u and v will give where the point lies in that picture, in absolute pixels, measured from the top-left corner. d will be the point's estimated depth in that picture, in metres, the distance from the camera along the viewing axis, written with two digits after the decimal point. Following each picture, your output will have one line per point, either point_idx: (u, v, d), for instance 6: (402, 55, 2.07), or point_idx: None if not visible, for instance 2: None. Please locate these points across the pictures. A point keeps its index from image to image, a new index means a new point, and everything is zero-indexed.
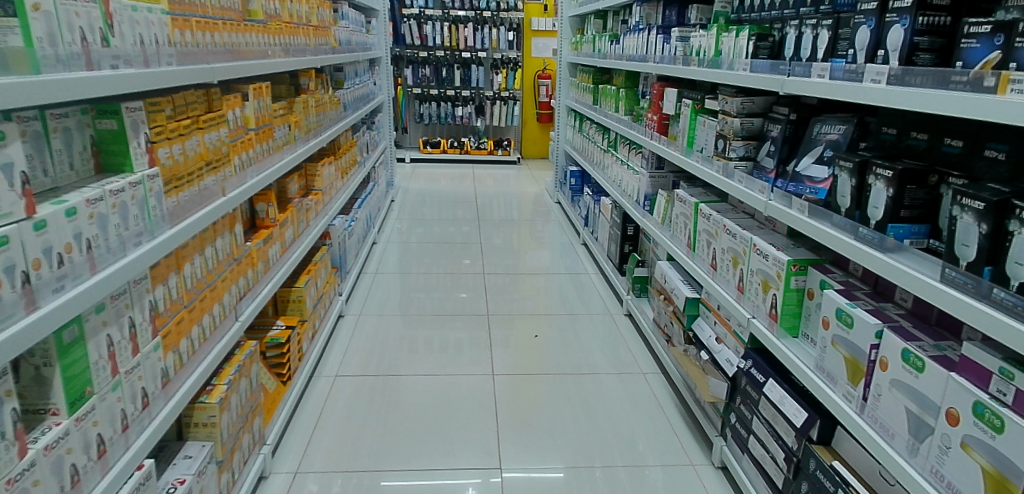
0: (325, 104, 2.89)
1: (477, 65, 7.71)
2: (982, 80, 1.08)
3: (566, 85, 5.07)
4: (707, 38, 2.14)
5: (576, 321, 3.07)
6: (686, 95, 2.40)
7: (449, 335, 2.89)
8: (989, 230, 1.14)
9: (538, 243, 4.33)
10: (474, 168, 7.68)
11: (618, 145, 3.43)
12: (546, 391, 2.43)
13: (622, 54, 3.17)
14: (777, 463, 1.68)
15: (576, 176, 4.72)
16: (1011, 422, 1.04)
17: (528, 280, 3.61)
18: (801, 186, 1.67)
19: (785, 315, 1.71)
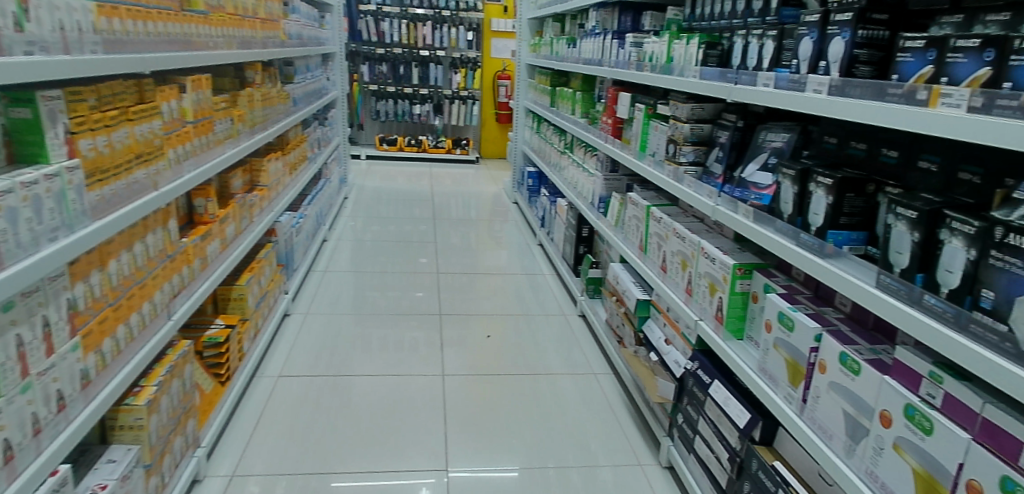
0: (272, 98, 2.84)
1: (435, 63, 7.70)
2: (915, 93, 1.14)
3: (525, 86, 5.08)
4: (659, 44, 2.18)
5: (529, 322, 3.08)
6: (639, 100, 2.43)
7: (402, 334, 2.87)
8: (921, 239, 1.20)
9: (493, 243, 4.33)
10: (432, 167, 7.65)
11: (575, 147, 3.46)
12: (498, 393, 2.42)
13: (578, 57, 3.21)
14: (721, 463, 1.71)
15: (533, 177, 4.73)
16: (941, 425, 1.09)
17: (485, 280, 3.62)
18: (747, 191, 1.70)
19: (730, 317, 1.74)
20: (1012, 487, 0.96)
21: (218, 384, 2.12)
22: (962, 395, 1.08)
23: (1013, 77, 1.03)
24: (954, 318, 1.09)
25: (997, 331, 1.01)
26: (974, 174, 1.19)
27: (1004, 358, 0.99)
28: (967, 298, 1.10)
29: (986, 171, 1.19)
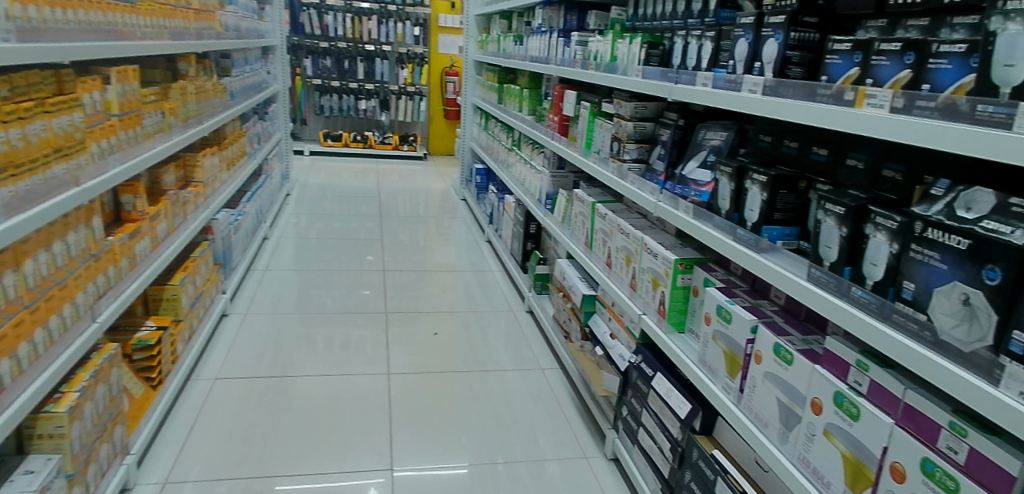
0: (207, 92, 2.74)
1: (381, 59, 7.66)
2: (843, 94, 1.22)
3: (473, 83, 5.08)
4: (603, 43, 2.21)
5: (476, 319, 3.07)
6: (585, 98, 2.46)
7: (349, 333, 2.83)
8: (848, 234, 1.26)
9: (440, 240, 4.32)
10: (378, 163, 7.55)
11: (522, 144, 3.48)
12: (447, 390, 2.41)
13: (525, 55, 3.22)
14: (663, 453, 1.75)
15: (481, 174, 4.73)
16: (867, 411, 1.17)
17: (433, 277, 3.60)
18: (687, 188, 1.75)
19: (672, 311, 1.78)
20: (932, 468, 1.03)
21: (149, 388, 2.05)
22: (886, 382, 1.15)
23: (933, 79, 1.10)
24: (878, 308, 1.17)
25: (918, 319, 1.09)
26: (897, 171, 1.26)
27: (923, 345, 1.07)
28: (890, 289, 1.17)
29: (908, 169, 1.26)
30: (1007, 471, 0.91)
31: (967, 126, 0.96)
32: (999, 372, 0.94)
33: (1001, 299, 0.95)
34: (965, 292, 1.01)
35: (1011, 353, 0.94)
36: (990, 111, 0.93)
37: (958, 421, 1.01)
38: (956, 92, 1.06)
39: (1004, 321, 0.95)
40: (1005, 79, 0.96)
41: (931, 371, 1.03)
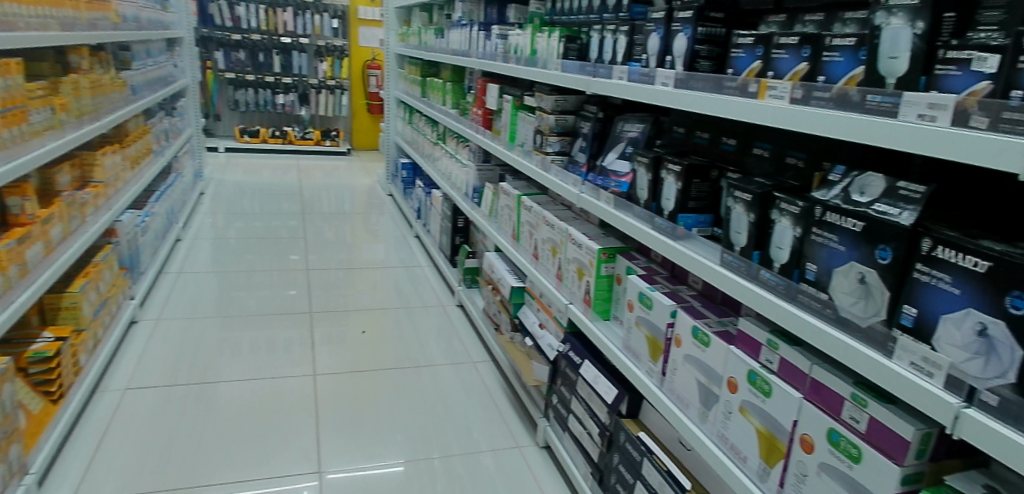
0: (104, 86, 2.59)
1: (298, 51, 7.45)
2: (747, 87, 1.29)
3: (395, 76, 5.01)
4: (523, 36, 2.23)
5: (404, 316, 3.04)
6: (508, 92, 2.48)
7: (273, 335, 2.74)
8: (755, 220, 1.33)
9: (366, 236, 4.25)
10: (299, 159, 7.35)
11: (448, 138, 3.46)
12: (377, 389, 2.38)
13: (447, 48, 3.21)
14: (592, 438, 1.80)
15: (407, 169, 4.68)
16: (778, 387, 1.24)
17: (361, 275, 3.54)
18: (607, 179, 1.79)
19: (597, 299, 1.82)
20: (837, 438, 1.11)
21: (49, 403, 1.91)
22: (794, 358, 1.23)
23: (827, 71, 1.17)
24: (785, 289, 1.25)
25: (820, 298, 1.17)
26: (799, 158, 1.34)
27: (827, 322, 1.15)
28: (795, 271, 1.24)
29: (809, 156, 1.33)
30: (902, 436, 1.00)
31: (859, 115, 1.05)
32: (892, 344, 1.03)
33: (892, 276, 1.03)
34: (861, 271, 1.09)
35: (901, 325, 1.02)
36: (879, 100, 1.02)
37: (859, 392, 1.09)
38: (848, 83, 1.13)
39: (894, 296, 1.04)
40: (890, 71, 1.04)
41: (834, 346, 1.11)
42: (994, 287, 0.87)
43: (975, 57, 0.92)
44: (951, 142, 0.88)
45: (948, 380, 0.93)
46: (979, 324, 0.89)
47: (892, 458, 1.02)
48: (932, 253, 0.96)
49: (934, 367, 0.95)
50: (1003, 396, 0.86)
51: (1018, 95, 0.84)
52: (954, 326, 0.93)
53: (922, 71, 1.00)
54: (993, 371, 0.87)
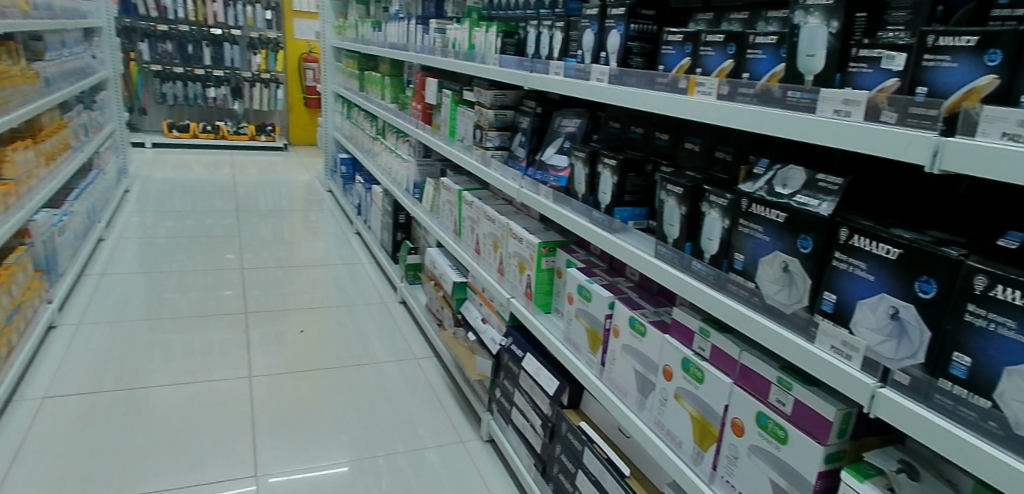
0: (14, 78, 2.45)
1: (229, 44, 7.31)
2: (677, 83, 1.33)
3: (332, 70, 4.91)
4: (461, 31, 2.23)
5: (345, 314, 2.99)
6: (446, 86, 2.47)
7: (206, 337, 2.66)
8: (687, 212, 1.37)
9: (305, 233, 4.16)
10: (232, 155, 7.13)
11: (387, 133, 3.43)
12: (317, 389, 2.34)
13: (384, 41, 3.17)
14: (535, 430, 1.82)
15: (346, 164, 4.60)
16: (710, 374, 1.29)
17: (300, 273, 3.46)
18: (547, 174, 1.81)
19: (538, 293, 1.84)
20: (765, 421, 1.16)
21: None
22: (725, 346, 1.28)
23: (751, 68, 1.22)
24: (715, 279, 1.30)
25: (748, 287, 1.22)
26: (727, 152, 1.39)
27: (753, 310, 1.21)
28: (724, 261, 1.29)
29: (736, 150, 1.38)
30: (825, 417, 1.05)
31: (780, 111, 1.10)
32: (814, 329, 1.08)
33: (812, 265, 1.09)
34: (785, 260, 1.14)
35: (822, 311, 1.08)
36: (798, 96, 1.07)
37: (784, 376, 1.14)
38: (770, 79, 1.18)
39: (815, 284, 1.09)
40: (807, 68, 1.09)
41: (762, 333, 1.16)
42: (905, 273, 0.93)
43: (884, 56, 0.97)
44: (863, 136, 0.93)
45: (864, 362, 0.99)
46: (891, 308, 0.95)
47: (816, 437, 1.07)
48: (849, 241, 1.02)
49: (852, 350, 1.00)
50: (913, 375, 0.92)
51: (923, 92, 0.89)
52: (869, 311, 0.99)
53: (836, 68, 1.06)
54: (905, 352, 0.94)
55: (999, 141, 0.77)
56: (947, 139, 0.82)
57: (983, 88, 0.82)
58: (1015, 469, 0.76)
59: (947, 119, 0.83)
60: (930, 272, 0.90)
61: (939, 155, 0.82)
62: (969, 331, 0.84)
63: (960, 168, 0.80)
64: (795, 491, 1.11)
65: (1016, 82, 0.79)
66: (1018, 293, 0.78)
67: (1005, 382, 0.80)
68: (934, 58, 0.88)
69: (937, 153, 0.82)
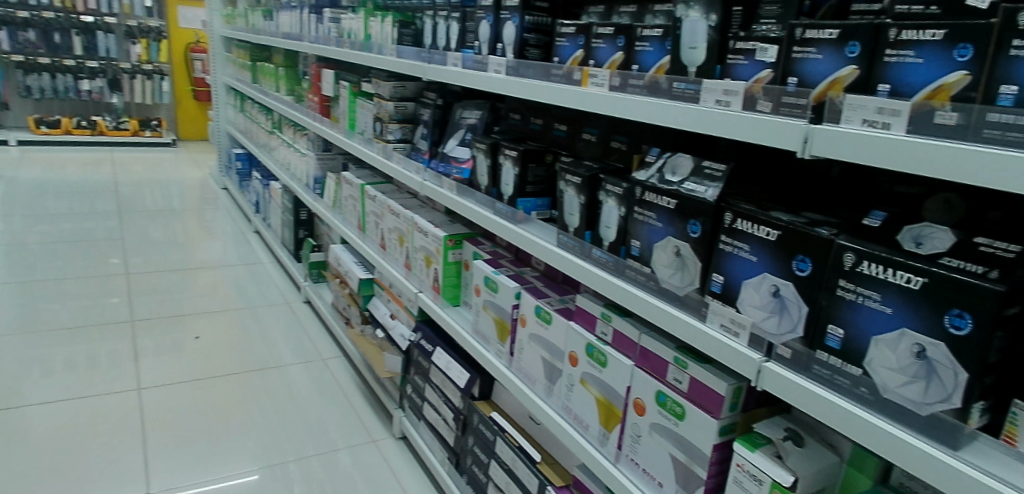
0: None
1: (103, 32, 6.88)
2: (572, 74, 1.35)
3: (222, 61, 4.72)
4: (356, 21, 2.18)
5: (246, 317, 2.87)
6: (344, 78, 2.42)
7: (89, 350, 2.48)
8: (585, 201, 1.40)
9: (200, 234, 3.96)
10: (112, 152, 6.69)
11: (284, 127, 3.31)
12: (217, 397, 2.24)
13: (277, 31, 3.06)
14: (447, 423, 1.82)
15: (242, 160, 4.44)
16: (612, 357, 1.33)
17: (196, 276, 3.29)
18: (449, 166, 1.80)
19: (446, 286, 1.83)
20: (664, 399, 1.21)
21: None
22: (626, 329, 1.32)
23: (639, 60, 1.25)
24: (614, 265, 1.34)
25: (644, 271, 1.27)
26: (622, 142, 1.42)
27: (650, 293, 1.25)
28: (621, 248, 1.33)
29: (630, 140, 1.43)
30: (717, 392, 1.11)
31: (668, 101, 1.13)
32: (705, 309, 1.14)
33: (701, 248, 1.14)
34: (676, 245, 1.18)
35: (711, 292, 1.13)
36: (683, 87, 1.11)
37: (680, 355, 1.19)
38: (657, 71, 1.21)
39: (704, 266, 1.14)
40: (691, 60, 1.14)
41: (659, 316, 1.21)
42: (783, 253, 0.99)
43: (757, 48, 1.01)
44: (741, 125, 0.98)
45: (751, 338, 1.05)
46: (773, 286, 1.01)
47: (711, 412, 1.12)
48: (733, 225, 1.07)
49: (739, 327, 1.06)
50: (794, 348, 0.98)
51: (793, 83, 0.94)
52: (753, 290, 1.05)
53: (716, 60, 1.11)
54: (786, 327, 1.00)
55: (860, 127, 0.82)
56: (815, 126, 0.87)
57: (845, 79, 0.87)
58: (886, 432, 0.83)
59: (814, 107, 0.89)
60: (805, 252, 0.96)
61: (809, 141, 0.87)
62: (841, 304, 0.90)
63: (827, 154, 0.85)
64: (693, 465, 1.16)
65: (873, 71, 0.84)
66: (882, 267, 0.85)
67: (873, 351, 0.87)
68: (803, 50, 0.93)
69: (807, 140, 0.88)
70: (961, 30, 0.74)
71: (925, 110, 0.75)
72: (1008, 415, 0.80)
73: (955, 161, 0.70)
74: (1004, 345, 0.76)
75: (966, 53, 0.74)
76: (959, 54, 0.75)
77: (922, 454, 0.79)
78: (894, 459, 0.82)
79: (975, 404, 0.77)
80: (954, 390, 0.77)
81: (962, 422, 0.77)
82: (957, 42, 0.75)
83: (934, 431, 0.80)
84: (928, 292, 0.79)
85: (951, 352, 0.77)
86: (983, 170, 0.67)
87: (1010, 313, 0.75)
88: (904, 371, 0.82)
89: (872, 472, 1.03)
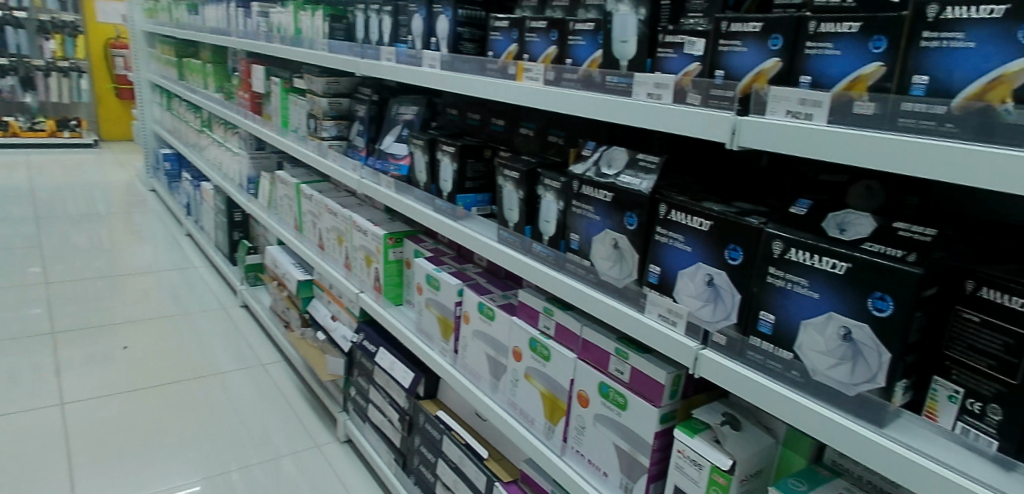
0: None
1: (12, 27, 6.58)
2: (506, 69, 1.34)
3: (146, 57, 4.55)
4: (285, 15, 2.12)
5: (180, 324, 2.77)
6: (275, 74, 2.35)
7: (8, 365, 2.34)
8: (524, 196, 1.40)
9: (129, 239, 3.80)
10: (29, 155, 6.42)
11: (214, 125, 3.21)
12: (153, 407, 2.16)
13: (203, 26, 2.96)
14: (393, 424, 1.80)
15: (171, 160, 4.28)
16: (555, 351, 1.33)
17: (125, 283, 3.15)
18: (387, 163, 1.78)
19: (388, 285, 1.81)
20: (606, 390, 1.22)
21: None
22: (568, 322, 1.32)
23: (573, 54, 1.24)
24: (554, 259, 1.34)
25: (584, 265, 1.27)
26: (559, 136, 1.43)
27: (590, 286, 1.26)
28: (561, 242, 1.33)
29: (566, 134, 1.43)
30: (657, 381, 1.12)
31: (601, 95, 1.14)
32: (643, 300, 1.14)
33: (637, 240, 1.15)
34: (614, 238, 1.19)
35: (649, 283, 1.14)
36: (616, 81, 1.12)
37: (621, 346, 1.20)
38: (590, 65, 1.21)
39: (641, 258, 1.15)
40: (623, 54, 1.14)
41: (599, 308, 1.21)
42: (716, 243, 1.01)
43: (686, 42, 1.02)
44: (672, 117, 0.99)
45: (687, 327, 1.06)
46: (708, 276, 1.03)
47: (651, 401, 1.14)
48: (668, 216, 1.08)
49: (676, 316, 1.08)
50: (728, 335, 1.00)
51: (721, 75, 0.96)
52: (689, 279, 1.06)
53: (647, 53, 1.12)
54: (720, 314, 1.02)
55: (784, 118, 0.84)
56: (742, 118, 0.89)
57: (769, 71, 0.89)
58: (815, 412, 0.86)
59: (740, 99, 0.90)
60: (737, 241, 0.97)
61: (737, 133, 0.89)
62: (771, 291, 0.92)
63: (754, 145, 0.87)
64: (636, 453, 1.17)
65: (794, 63, 0.86)
66: (809, 254, 0.87)
67: (803, 336, 0.89)
68: (729, 43, 0.94)
69: (735, 131, 0.89)
70: (875, 22, 0.76)
71: (844, 101, 0.77)
72: (929, 391, 0.81)
73: (869, 149, 0.72)
74: (924, 324, 0.80)
75: (880, 45, 0.76)
76: (874, 45, 0.77)
77: (849, 432, 0.82)
78: (823, 438, 0.85)
79: (898, 382, 0.80)
80: (880, 370, 0.80)
81: (887, 401, 0.80)
82: (872, 34, 0.77)
83: (861, 410, 0.82)
84: (853, 277, 0.82)
85: (876, 333, 0.80)
86: (898, 158, 0.69)
87: (928, 294, 0.78)
88: (833, 353, 0.85)
89: (806, 450, 1.06)
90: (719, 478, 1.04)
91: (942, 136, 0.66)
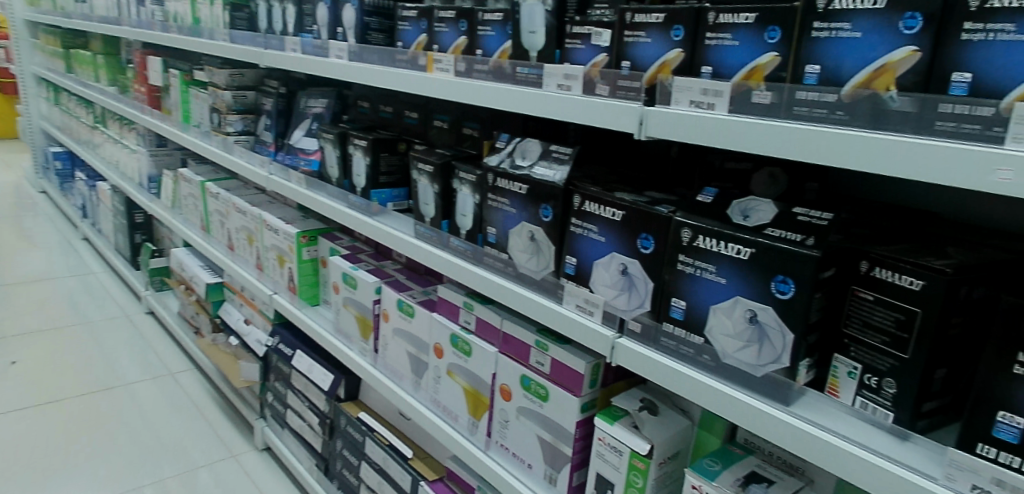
0: None
1: None
2: (416, 60, 1.31)
3: (30, 48, 4.23)
4: (182, 4, 2.02)
5: (77, 335, 2.60)
6: (174, 66, 2.24)
7: None
8: (440, 190, 1.37)
9: (17, 245, 3.53)
10: None
11: (108, 121, 3.03)
12: (51, 425, 2.02)
13: (92, 15, 2.78)
14: (313, 428, 1.75)
15: (63, 159, 4.01)
16: (476, 346, 1.32)
17: (15, 294, 2.92)
18: (296, 158, 1.71)
19: (303, 286, 1.75)
20: (528, 383, 1.21)
21: None
22: (488, 316, 1.31)
23: (483, 45, 1.22)
24: (472, 253, 1.32)
25: (501, 258, 1.26)
26: (473, 129, 1.41)
27: (509, 279, 1.25)
28: (479, 236, 1.31)
29: (480, 126, 1.41)
30: (577, 370, 1.12)
31: (511, 86, 1.13)
32: (561, 291, 1.14)
33: (553, 232, 1.14)
34: (530, 230, 1.19)
35: (565, 274, 1.14)
36: (526, 72, 1.11)
37: (541, 338, 1.20)
38: (501, 56, 1.19)
39: (558, 249, 1.15)
40: (531, 44, 1.13)
41: (516, 301, 1.21)
42: (628, 232, 1.01)
43: (593, 32, 1.02)
44: (581, 108, 0.99)
45: (604, 315, 1.07)
46: (621, 265, 1.03)
47: (571, 391, 1.14)
48: (581, 207, 1.08)
49: (593, 306, 1.08)
50: (643, 322, 1.01)
51: (627, 66, 0.95)
52: (603, 269, 1.07)
53: (556, 44, 1.11)
54: (634, 302, 1.02)
55: (687, 107, 0.84)
56: (648, 108, 0.89)
57: (673, 62, 0.89)
58: (726, 394, 0.88)
59: (646, 90, 0.91)
60: (647, 229, 0.98)
61: (645, 123, 0.90)
62: (682, 278, 0.94)
63: (660, 134, 0.88)
64: (558, 443, 1.18)
65: (696, 54, 0.87)
66: (715, 240, 0.88)
67: (712, 320, 0.91)
68: (634, 34, 0.94)
69: (642, 121, 0.90)
70: (770, 13, 0.77)
71: (743, 91, 0.78)
72: (830, 368, 0.84)
73: (763, 136, 0.74)
74: (824, 305, 0.82)
75: (775, 36, 0.77)
76: (769, 36, 0.78)
77: (757, 412, 0.84)
78: (734, 419, 0.87)
79: (802, 361, 0.83)
80: (783, 350, 0.82)
81: (791, 380, 0.83)
82: (768, 25, 0.77)
83: (767, 390, 0.85)
84: (757, 261, 0.83)
85: (779, 315, 0.82)
86: (790, 144, 0.71)
87: (826, 275, 0.80)
88: (740, 336, 0.87)
89: (720, 431, 1.07)
90: (638, 463, 1.04)
91: (834, 123, 0.68)
